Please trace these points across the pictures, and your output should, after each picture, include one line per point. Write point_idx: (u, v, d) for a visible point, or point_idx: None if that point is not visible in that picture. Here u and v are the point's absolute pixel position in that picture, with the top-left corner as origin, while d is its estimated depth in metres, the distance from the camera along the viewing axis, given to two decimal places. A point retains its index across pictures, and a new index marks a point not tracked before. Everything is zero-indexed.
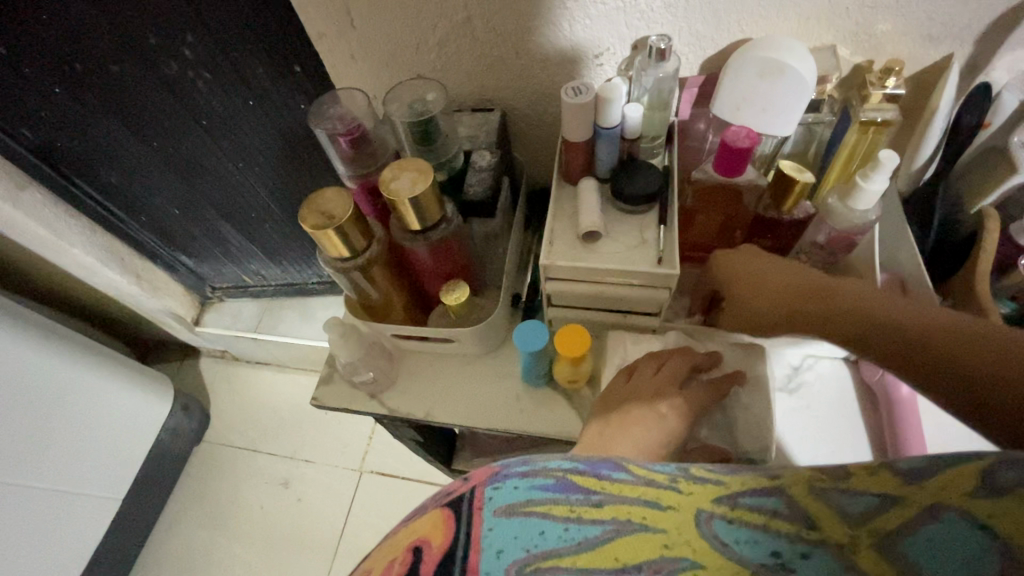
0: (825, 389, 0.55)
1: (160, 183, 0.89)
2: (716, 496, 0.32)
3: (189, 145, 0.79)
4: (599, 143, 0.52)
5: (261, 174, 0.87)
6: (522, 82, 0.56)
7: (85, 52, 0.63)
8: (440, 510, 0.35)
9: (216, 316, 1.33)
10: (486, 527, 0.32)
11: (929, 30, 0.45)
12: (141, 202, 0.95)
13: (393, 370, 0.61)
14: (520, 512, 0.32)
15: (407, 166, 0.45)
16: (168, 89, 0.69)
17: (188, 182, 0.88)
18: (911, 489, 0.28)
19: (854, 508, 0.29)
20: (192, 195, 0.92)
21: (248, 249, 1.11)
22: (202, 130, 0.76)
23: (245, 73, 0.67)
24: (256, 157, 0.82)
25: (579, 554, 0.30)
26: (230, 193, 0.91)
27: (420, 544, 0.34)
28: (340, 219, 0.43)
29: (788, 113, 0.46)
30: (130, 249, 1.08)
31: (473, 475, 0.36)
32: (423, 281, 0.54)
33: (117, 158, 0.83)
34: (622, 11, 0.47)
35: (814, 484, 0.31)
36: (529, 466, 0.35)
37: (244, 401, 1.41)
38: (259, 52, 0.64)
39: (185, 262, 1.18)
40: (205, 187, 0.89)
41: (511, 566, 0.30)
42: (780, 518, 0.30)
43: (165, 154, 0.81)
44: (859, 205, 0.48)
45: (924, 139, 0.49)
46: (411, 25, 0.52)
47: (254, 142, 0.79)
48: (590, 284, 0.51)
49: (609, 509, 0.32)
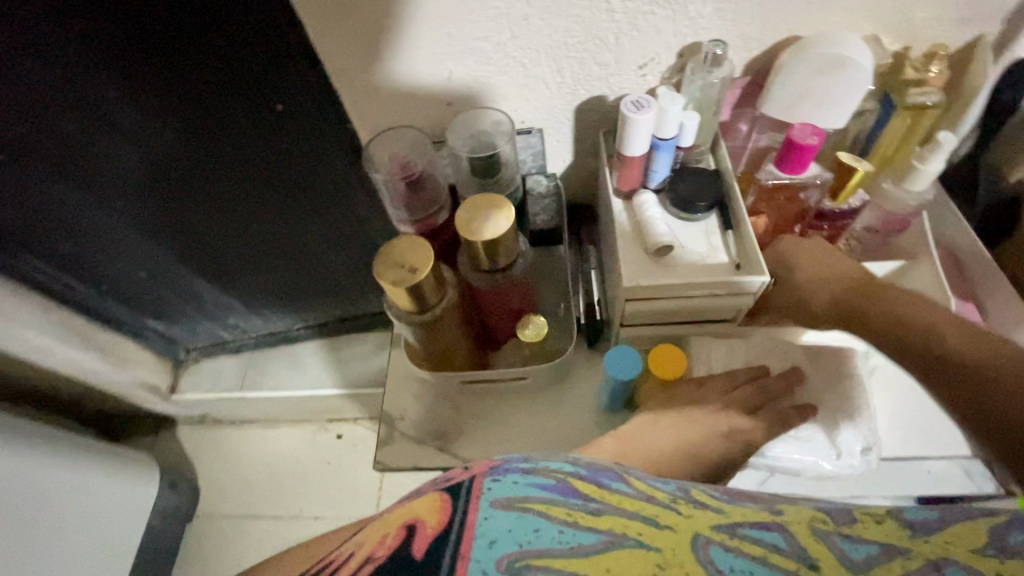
0: (898, 369, 0.56)
1: (122, 245, 0.76)
2: (714, 523, 0.30)
3: (161, 205, 0.66)
4: (657, 155, 0.51)
5: (242, 232, 0.75)
6: (559, 98, 0.54)
7: (19, 118, 0.49)
8: (438, 495, 0.32)
9: (193, 381, 1.18)
10: (481, 516, 0.29)
11: (966, 15, 0.46)
12: (101, 270, 0.82)
13: (457, 417, 0.57)
14: (516, 505, 0.29)
15: (480, 205, 0.42)
16: (132, 152, 0.56)
17: (161, 245, 0.77)
18: (912, 543, 0.28)
19: (858, 553, 0.27)
20: (164, 255, 0.80)
21: (226, 302, 0.98)
22: (175, 189, 0.63)
23: (230, 123, 0.54)
24: (242, 212, 0.70)
25: (571, 559, 0.27)
26: (210, 249, 0.79)
27: (413, 523, 0.30)
28: (423, 269, 0.40)
29: (843, 105, 0.47)
30: (93, 321, 0.96)
31: (474, 465, 0.34)
32: (491, 321, 0.51)
33: (72, 228, 0.69)
34: (671, 19, 0.46)
35: (817, 526, 0.29)
36: (530, 464, 0.33)
37: (235, 466, 1.28)
38: (241, 93, 0.50)
39: (154, 327, 1.04)
40: (181, 246, 0.77)
41: (504, 558, 0.27)
42: (781, 553, 0.27)
43: (132, 216, 0.68)
44: (915, 186, 0.50)
45: (963, 118, 0.50)
46: (447, 50, 0.48)
47: (240, 197, 0.66)
48: (671, 300, 0.50)
49: (606, 519, 0.29)
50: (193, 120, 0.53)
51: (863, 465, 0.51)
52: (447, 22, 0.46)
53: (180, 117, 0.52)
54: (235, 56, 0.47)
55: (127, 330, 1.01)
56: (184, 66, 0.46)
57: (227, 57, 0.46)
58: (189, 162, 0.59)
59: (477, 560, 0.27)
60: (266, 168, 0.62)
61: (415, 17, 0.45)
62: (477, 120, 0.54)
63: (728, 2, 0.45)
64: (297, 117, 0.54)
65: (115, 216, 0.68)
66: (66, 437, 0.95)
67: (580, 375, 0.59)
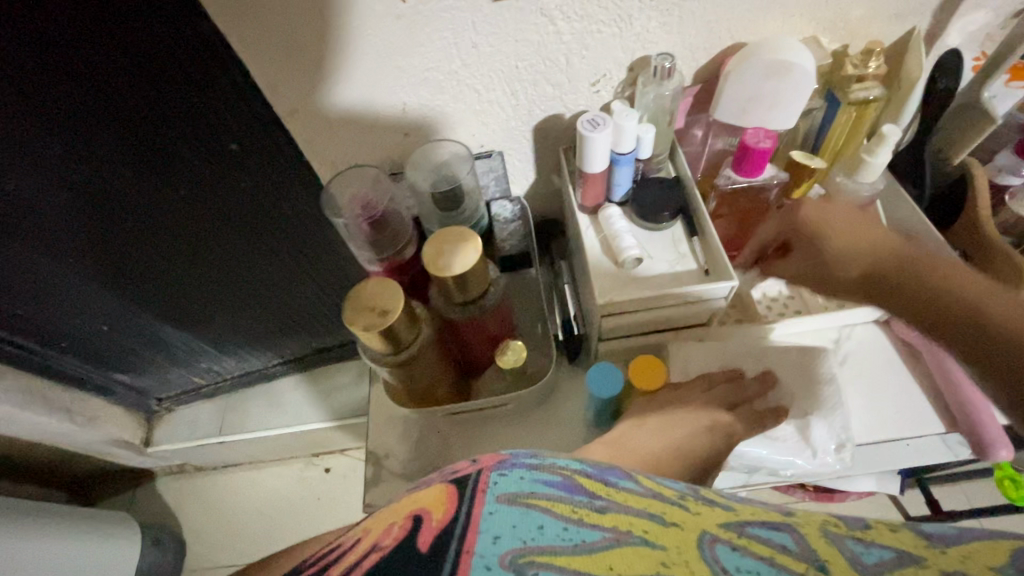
0: (868, 355, 0.57)
1: (76, 296, 0.70)
2: (723, 522, 0.30)
3: (117, 254, 0.62)
4: (617, 169, 0.51)
5: (206, 270, 0.70)
6: (516, 119, 0.54)
7: None
8: (445, 487, 0.30)
9: (169, 430, 1.13)
10: (486, 511, 0.27)
11: (897, 10, 0.48)
12: (58, 328, 0.76)
13: (446, 449, 0.57)
14: (521, 502, 0.28)
15: (448, 238, 0.41)
16: (77, 192, 0.51)
17: (122, 293, 0.71)
18: (930, 552, 0.28)
19: (869, 558, 0.27)
20: (124, 303, 0.74)
21: (196, 346, 0.93)
22: (133, 238, 0.60)
23: (186, 168, 0.52)
24: (206, 255, 0.67)
25: (574, 556, 0.25)
26: (176, 295, 0.75)
27: (421, 514, 0.28)
28: (394, 312, 0.39)
29: (793, 106, 0.47)
30: (53, 381, 0.89)
31: (482, 457, 0.32)
32: (470, 350, 0.51)
33: (20, 287, 0.64)
34: (618, 35, 0.47)
35: (828, 528, 0.31)
36: (537, 460, 0.32)
37: (221, 515, 1.24)
38: (194, 137, 0.49)
39: (121, 380, 0.98)
40: (142, 291, 0.72)
41: (506, 553, 0.24)
42: (788, 554, 0.27)
43: (86, 269, 0.64)
44: (864, 178, 0.51)
45: (906, 109, 0.51)
46: (398, 83, 0.48)
47: (202, 241, 0.63)
48: (644, 312, 0.50)
49: (611, 517, 0.28)
50: (148, 168, 0.50)
51: (838, 462, 0.51)
52: (395, 55, 0.45)
53: (133, 166, 0.50)
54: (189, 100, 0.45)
55: (92, 386, 0.95)
56: (129, 89, 0.42)
57: (178, 104, 0.45)
58: (146, 210, 0.56)
59: (481, 555, 0.24)
60: (226, 209, 0.59)
61: (363, 52, 0.45)
62: (434, 153, 0.55)
63: (671, 15, 0.45)
64: (257, 157, 0.53)
65: (64, 264, 0.62)
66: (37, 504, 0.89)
67: (562, 393, 0.59)
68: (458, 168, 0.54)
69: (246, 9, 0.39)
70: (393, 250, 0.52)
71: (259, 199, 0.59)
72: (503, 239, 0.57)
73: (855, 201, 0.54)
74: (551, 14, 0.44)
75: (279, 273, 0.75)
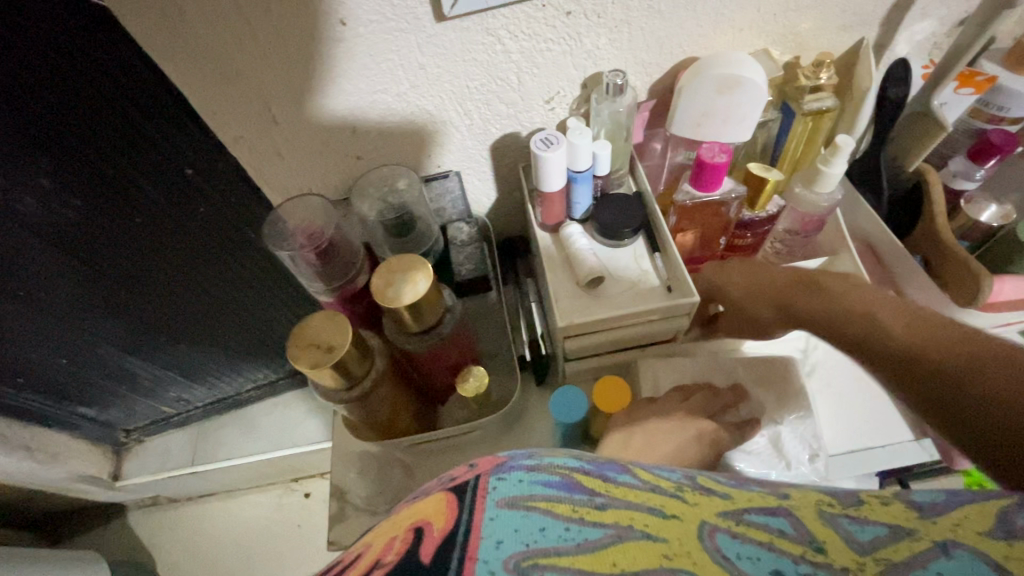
0: (836, 362, 0.58)
1: (18, 327, 0.58)
2: (721, 510, 0.28)
3: (62, 266, 0.52)
4: (575, 187, 0.51)
5: (167, 287, 0.62)
6: (471, 138, 0.53)
7: None
8: (444, 495, 0.28)
9: (138, 464, 0.98)
10: (487, 517, 0.25)
11: (844, 21, 0.49)
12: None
13: (410, 480, 0.57)
14: (522, 505, 0.26)
15: (398, 267, 0.41)
16: (21, 184, 0.43)
17: (73, 317, 0.60)
18: (921, 524, 0.27)
19: (864, 535, 0.26)
20: (76, 331, 0.63)
21: (165, 376, 0.81)
22: (82, 252, 0.52)
23: (131, 178, 0.47)
24: (168, 269, 0.59)
25: (579, 556, 0.24)
26: (139, 311, 0.64)
27: (422, 525, 0.26)
28: (340, 347, 0.39)
29: (746, 120, 0.47)
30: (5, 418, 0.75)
31: (479, 461, 0.30)
32: (430, 378, 0.51)
33: None
34: (569, 53, 0.46)
35: (824, 509, 0.29)
36: (534, 460, 0.30)
37: (199, 550, 1.06)
38: (139, 143, 0.45)
39: (85, 415, 0.84)
40: (98, 313, 0.61)
41: (510, 558, 0.23)
42: (787, 538, 0.26)
43: (26, 289, 0.53)
44: (822, 188, 0.50)
45: (858, 118, 0.51)
46: (346, 104, 0.46)
47: (156, 253, 0.56)
48: (606, 331, 0.50)
49: (612, 513, 0.26)
50: (90, 178, 0.45)
51: (813, 473, 0.51)
52: (340, 78, 0.44)
53: (72, 170, 0.44)
54: (130, 94, 0.41)
55: (54, 423, 0.81)
56: (84, 62, 0.38)
57: (120, 105, 0.41)
58: (91, 221, 0.49)
59: (485, 561, 0.23)
60: (182, 221, 0.54)
61: (308, 76, 0.43)
62: (387, 178, 0.53)
63: (621, 32, 0.45)
64: (212, 177, 0.51)
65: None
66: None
67: (531, 416, 0.60)
68: (410, 197, 0.54)
69: (177, 33, 0.38)
70: (343, 280, 0.52)
71: (219, 208, 0.55)
72: (458, 263, 0.56)
73: (813, 212, 0.52)
74: (499, 34, 0.43)
75: (247, 289, 0.68)
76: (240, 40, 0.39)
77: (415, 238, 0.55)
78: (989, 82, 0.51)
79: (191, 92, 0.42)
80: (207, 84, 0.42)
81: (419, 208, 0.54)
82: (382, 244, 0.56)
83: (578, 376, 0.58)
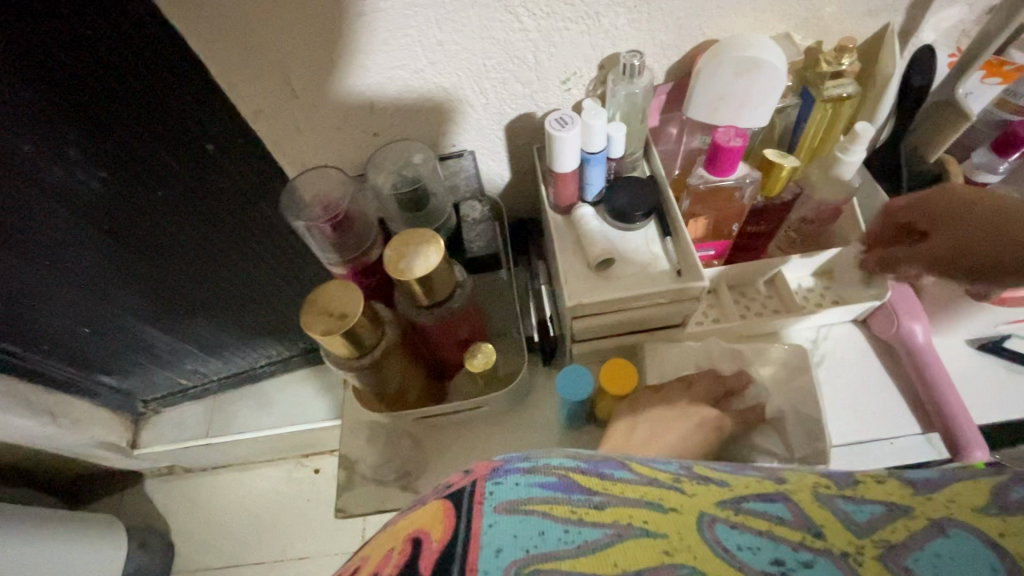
0: (847, 354, 0.58)
1: (44, 294, 0.60)
2: (719, 500, 0.29)
3: (86, 234, 0.54)
4: (589, 169, 0.51)
5: (188, 260, 0.63)
6: (487, 118, 0.53)
7: None
8: (441, 502, 0.29)
9: (156, 433, 1.01)
10: (486, 524, 0.26)
11: (868, 7, 0.48)
12: (28, 330, 0.65)
13: (417, 453, 0.59)
14: (520, 510, 0.27)
15: (411, 240, 0.42)
16: (47, 149, 0.44)
17: (96, 286, 0.62)
18: (915, 501, 0.27)
19: (861, 515, 0.27)
20: (99, 300, 0.65)
21: (183, 348, 0.83)
22: (104, 221, 0.53)
23: (151, 150, 0.48)
24: (188, 241, 0.60)
25: (579, 558, 0.24)
26: (158, 283, 0.65)
27: (419, 535, 0.27)
28: (353, 316, 0.40)
29: (763, 106, 0.47)
30: (29, 382, 0.78)
31: (475, 467, 0.31)
32: (440, 352, 0.52)
33: None
34: (586, 33, 0.46)
35: (820, 491, 0.29)
36: (530, 462, 0.30)
37: (212, 519, 1.09)
38: (162, 115, 0.46)
39: (106, 383, 0.87)
40: (122, 284, 0.63)
41: (510, 566, 0.24)
42: (786, 525, 0.26)
43: (53, 257, 0.55)
44: (840, 176, 0.50)
45: (880, 105, 0.51)
46: (365, 81, 0.47)
47: (177, 225, 0.57)
48: (617, 313, 0.50)
49: (611, 512, 0.27)
50: (114, 147, 0.46)
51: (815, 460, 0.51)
52: (359, 53, 0.44)
53: (97, 139, 0.45)
54: (149, 63, 0.41)
55: (76, 390, 0.83)
56: (107, 35, 0.38)
57: (142, 76, 0.42)
58: (114, 190, 0.50)
59: (485, 571, 0.24)
60: (202, 194, 0.55)
61: (330, 52, 0.44)
62: (401, 154, 0.54)
63: (640, 12, 0.45)
64: (234, 151, 0.52)
65: (23, 249, 0.52)
66: (18, 507, 0.81)
67: (538, 396, 0.61)
68: (426, 172, 0.54)
69: (198, 4, 0.38)
70: (357, 253, 0.53)
71: (239, 183, 0.56)
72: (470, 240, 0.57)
73: (829, 201, 0.52)
74: (517, 11, 0.43)
75: (264, 264, 0.69)
76: (261, 13, 0.40)
77: (428, 215, 0.56)
78: (1017, 71, 0.51)
79: (210, 61, 0.43)
80: (226, 52, 0.42)
81: (433, 184, 0.55)
82: (395, 219, 0.57)
83: (585, 357, 0.58)
